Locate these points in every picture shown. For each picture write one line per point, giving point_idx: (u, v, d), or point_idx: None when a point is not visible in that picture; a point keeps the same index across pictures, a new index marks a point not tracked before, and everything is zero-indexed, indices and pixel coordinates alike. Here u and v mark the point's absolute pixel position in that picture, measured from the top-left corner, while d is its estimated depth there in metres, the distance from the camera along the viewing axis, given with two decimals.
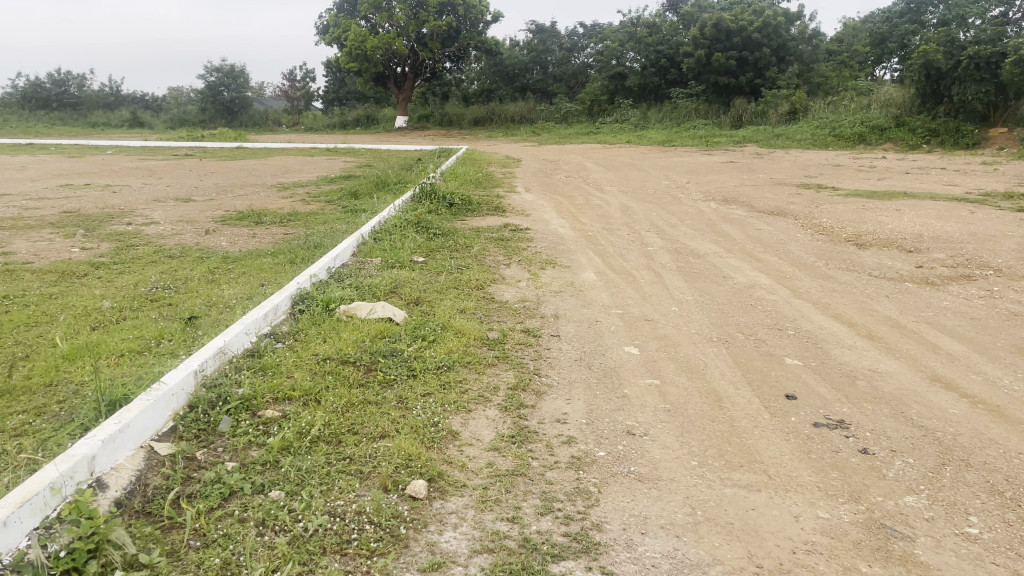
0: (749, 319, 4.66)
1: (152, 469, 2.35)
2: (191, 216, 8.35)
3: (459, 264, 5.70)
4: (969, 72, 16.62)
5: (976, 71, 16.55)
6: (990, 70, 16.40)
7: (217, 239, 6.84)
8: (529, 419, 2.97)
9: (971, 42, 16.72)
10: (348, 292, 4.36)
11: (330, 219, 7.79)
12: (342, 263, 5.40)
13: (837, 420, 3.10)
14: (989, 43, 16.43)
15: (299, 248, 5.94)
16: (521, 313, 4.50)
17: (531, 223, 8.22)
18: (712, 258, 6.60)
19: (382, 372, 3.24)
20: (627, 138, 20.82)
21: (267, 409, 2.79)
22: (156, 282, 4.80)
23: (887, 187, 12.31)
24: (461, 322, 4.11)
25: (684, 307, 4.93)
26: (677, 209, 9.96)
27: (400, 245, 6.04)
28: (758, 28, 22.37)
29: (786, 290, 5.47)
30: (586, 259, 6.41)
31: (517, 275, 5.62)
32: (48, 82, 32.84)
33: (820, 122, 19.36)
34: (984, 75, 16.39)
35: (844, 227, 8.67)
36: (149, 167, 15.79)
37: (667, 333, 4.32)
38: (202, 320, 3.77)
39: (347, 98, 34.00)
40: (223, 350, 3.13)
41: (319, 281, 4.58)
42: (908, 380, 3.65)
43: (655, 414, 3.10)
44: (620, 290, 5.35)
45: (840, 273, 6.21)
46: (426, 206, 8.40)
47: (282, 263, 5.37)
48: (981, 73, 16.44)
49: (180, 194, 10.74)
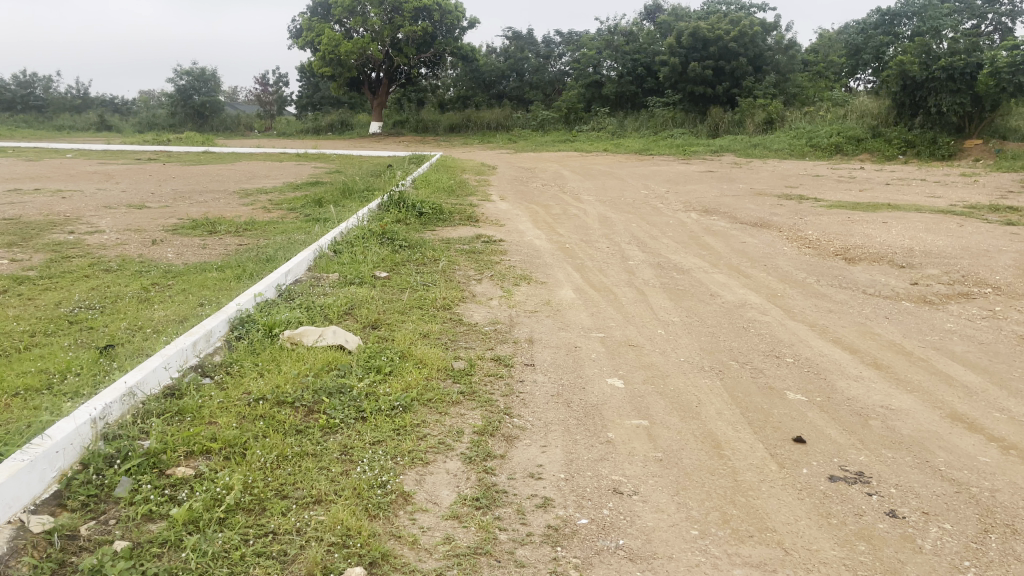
0: (743, 345, 4.23)
1: (16, 555, 1.87)
2: (141, 224, 7.81)
3: (424, 280, 5.23)
4: (944, 83, 16.45)
5: (951, 81, 16.38)
6: (965, 81, 16.23)
7: (164, 250, 6.30)
8: (497, 475, 2.51)
9: (946, 53, 16.41)
10: (296, 314, 3.87)
11: (289, 229, 7.27)
12: (294, 279, 4.89)
13: (855, 472, 2.67)
14: (965, 54, 16.18)
15: (249, 261, 5.43)
16: (492, 338, 4.03)
17: (505, 234, 7.76)
18: (697, 273, 6.19)
19: (324, 415, 2.76)
20: (603, 146, 20.50)
21: (177, 467, 2.30)
22: (80, 300, 4.27)
23: (869, 198, 12.03)
24: (422, 349, 3.63)
25: (672, 330, 4.49)
26: (658, 219, 9.56)
27: (361, 259, 5.56)
28: (734, 37, 22.24)
29: (779, 310, 5.05)
30: (563, 274, 5.95)
31: (489, 293, 5.16)
32: (13, 84, 31.91)
33: (797, 131, 19.18)
34: (960, 86, 16.23)
35: (831, 240, 8.32)
36: (107, 172, 15.10)
37: (654, 362, 3.87)
38: (118, 350, 3.26)
39: (322, 103, 33.51)
40: (132, 391, 2.62)
41: (265, 301, 4.08)
42: (926, 419, 3.22)
43: (645, 466, 2.65)
44: (601, 310, 4.90)
45: (833, 291, 5.82)
46: (393, 216, 7.92)
47: (228, 278, 4.85)
48: (957, 84, 16.28)
49: (135, 200, 10.14)
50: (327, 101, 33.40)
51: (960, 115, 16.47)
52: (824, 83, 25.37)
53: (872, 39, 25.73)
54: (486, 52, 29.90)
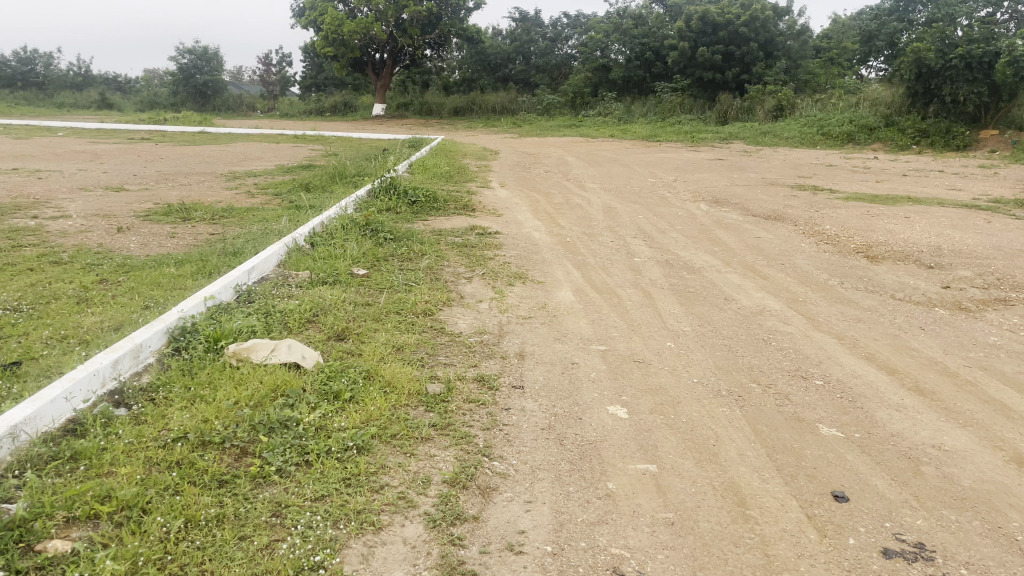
0: (765, 363, 3.69)
1: None
2: (112, 210, 7.27)
3: (407, 279, 4.71)
4: (960, 71, 15.82)
5: (968, 70, 15.76)
6: (982, 70, 15.63)
7: (126, 239, 5.77)
8: (466, 547, 1.99)
9: (963, 40, 15.84)
10: (249, 322, 3.35)
11: (269, 217, 6.75)
12: (260, 277, 4.36)
13: (913, 543, 2.15)
14: (982, 42, 15.60)
15: (213, 254, 4.91)
16: (477, 352, 3.51)
17: (502, 225, 7.23)
18: (709, 273, 5.65)
19: (257, 460, 2.25)
20: (610, 131, 19.91)
21: (50, 541, 1.80)
22: (9, 300, 3.76)
23: (887, 190, 11.47)
24: (393, 368, 3.11)
25: (683, 342, 3.95)
26: (665, 210, 9.02)
27: (339, 253, 5.04)
28: (746, 22, 21.46)
29: (802, 319, 4.52)
30: (562, 272, 5.43)
31: (479, 294, 4.64)
32: (14, 61, 31.26)
33: (808, 119, 18.57)
34: (977, 75, 15.61)
35: (851, 236, 7.77)
36: (95, 151, 14.57)
37: (663, 383, 3.34)
38: (26, 369, 2.76)
39: (325, 84, 32.92)
40: (13, 434, 2.13)
41: (217, 305, 3.57)
42: (988, 465, 2.70)
43: (653, 532, 2.13)
44: (603, 317, 4.37)
45: (859, 295, 5.28)
46: (382, 204, 7.40)
47: (184, 275, 4.33)
48: (974, 73, 15.68)
49: (115, 182, 9.61)
50: (330, 82, 32.76)
51: (976, 104, 15.84)
52: (836, 70, 24.68)
53: (886, 25, 25.00)
54: (492, 34, 29.25)
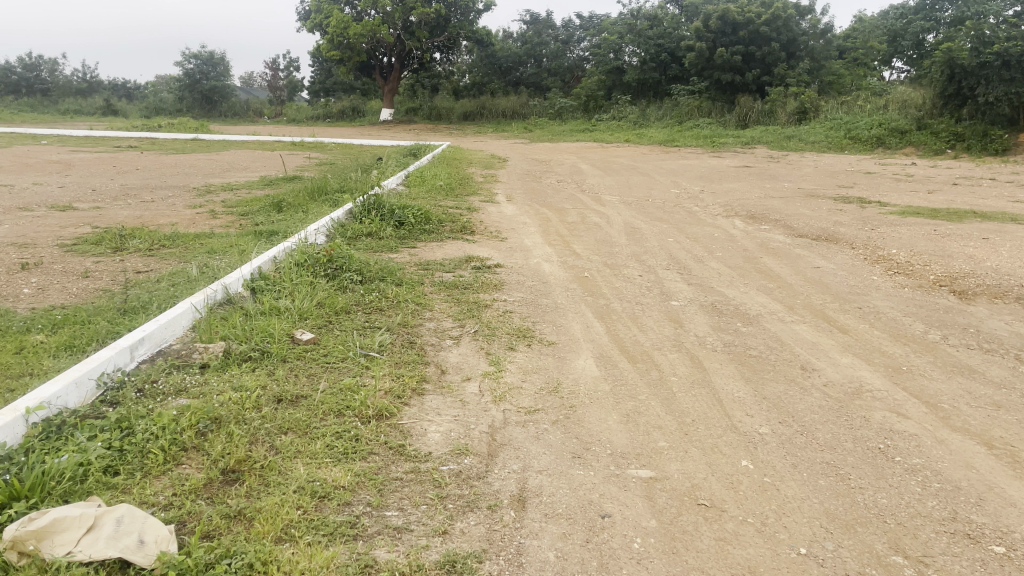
0: (902, 505, 2.38)
1: None
2: (38, 237, 6.03)
3: (369, 345, 3.41)
4: (997, 71, 14.38)
5: (1005, 69, 14.32)
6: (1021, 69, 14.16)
7: (23, 282, 4.51)
8: None
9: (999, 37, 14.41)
10: (79, 459, 2.07)
11: (217, 247, 5.49)
12: (154, 350, 3.10)
13: None
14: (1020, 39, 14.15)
15: (107, 310, 3.65)
16: (451, 499, 2.20)
17: (506, 253, 5.95)
18: (770, 324, 4.35)
19: None
20: (626, 136, 18.61)
21: None
22: None
23: (943, 202, 10.09)
24: (298, 558, 1.82)
25: (765, 460, 2.63)
26: (698, 230, 7.69)
27: (282, 306, 3.75)
28: (767, 21, 20.01)
29: (921, 407, 3.20)
30: (580, 325, 4.15)
31: (466, 368, 3.35)
32: (18, 67, 30.10)
33: (835, 122, 17.16)
34: (1016, 75, 14.16)
35: (926, 263, 6.41)
36: (70, 161, 13.38)
37: (754, 561, 2.03)
38: None
39: (334, 89, 31.89)
40: None
41: (46, 420, 2.30)
42: None
43: None
44: (641, 408, 3.06)
45: (978, 359, 3.93)
46: (362, 229, 6.14)
47: (47, 349, 3.07)
48: (1012, 72, 14.19)
49: (66, 199, 8.38)
50: (338, 87, 31.66)
51: (1013, 106, 14.34)
52: (863, 70, 23.08)
53: (911, 25, 23.59)
54: (501, 37, 28.03)
